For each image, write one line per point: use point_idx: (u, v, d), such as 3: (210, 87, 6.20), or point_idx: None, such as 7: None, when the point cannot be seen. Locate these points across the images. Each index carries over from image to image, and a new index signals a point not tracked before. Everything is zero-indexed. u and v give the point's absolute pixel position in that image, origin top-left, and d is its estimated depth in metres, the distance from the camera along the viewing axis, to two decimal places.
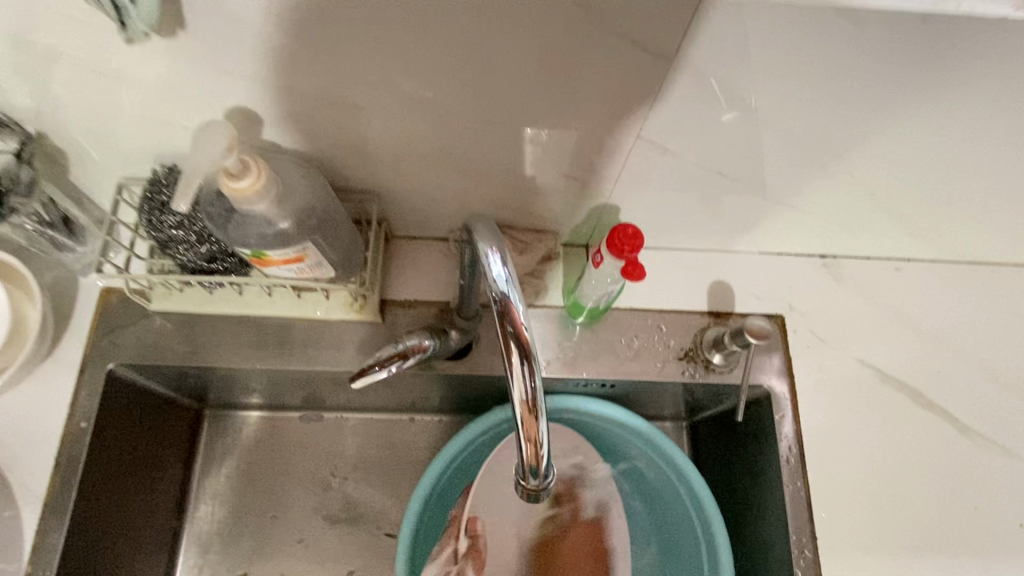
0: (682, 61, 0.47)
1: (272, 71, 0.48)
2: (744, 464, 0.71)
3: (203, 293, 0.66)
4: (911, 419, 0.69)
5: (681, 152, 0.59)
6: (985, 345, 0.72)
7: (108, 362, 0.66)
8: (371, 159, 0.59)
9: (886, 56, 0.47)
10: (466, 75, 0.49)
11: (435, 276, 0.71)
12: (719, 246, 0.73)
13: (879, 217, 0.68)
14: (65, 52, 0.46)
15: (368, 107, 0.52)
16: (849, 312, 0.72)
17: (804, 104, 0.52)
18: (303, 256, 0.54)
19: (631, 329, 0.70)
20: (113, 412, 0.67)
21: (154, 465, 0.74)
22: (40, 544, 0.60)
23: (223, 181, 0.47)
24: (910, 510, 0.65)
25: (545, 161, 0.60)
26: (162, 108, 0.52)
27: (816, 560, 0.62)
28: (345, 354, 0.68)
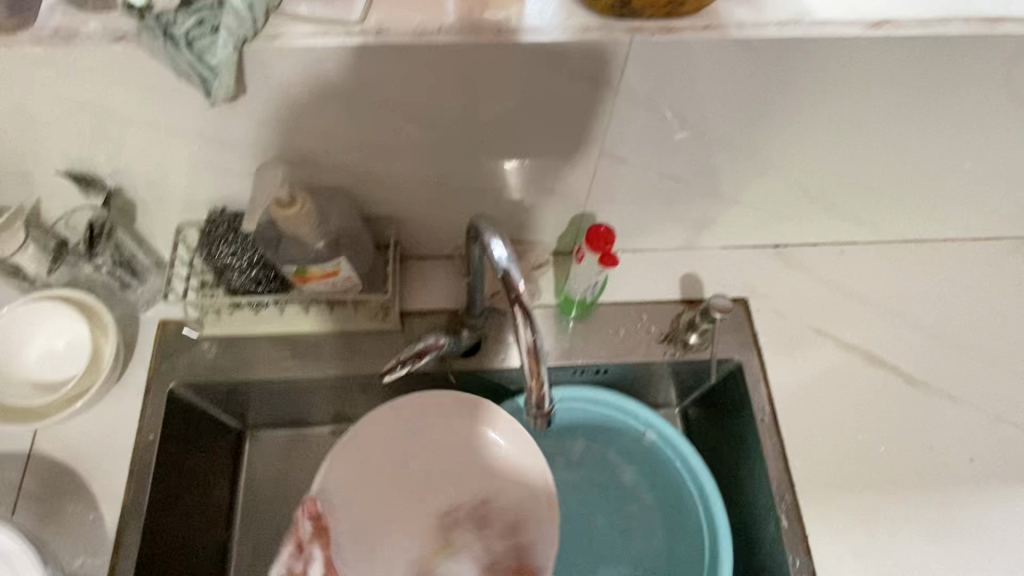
0: (625, 86, 0.61)
1: (310, 123, 0.61)
2: (729, 431, 0.81)
3: (250, 314, 0.77)
4: (865, 377, 0.79)
5: (640, 164, 0.71)
6: (926, 309, 0.84)
7: (169, 381, 0.76)
8: (384, 189, 0.71)
9: (781, 69, 0.60)
10: (461, 114, 0.62)
11: (444, 288, 0.82)
12: (686, 245, 0.85)
13: (817, 208, 0.81)
14: (144, 117, 0.59)
15: (384, 146, 0.65)
16: (805, 291, 0.84)
17: (731, 114, 0.65)
18: (337, 270, 0.65)
19: (617, 321, 0.81)
20: (172, 429, 0.76)
21: (206, 477, 0.82)
22: (122, 539, 0.68)
23: (275, 210, 0.59)
24: (872, 454, 0.75)
25: (529, 182, 0.73)
26: (220, 159, 0.65)
27: (795, 503, 0.71)
28: (373, 360, 0.79)
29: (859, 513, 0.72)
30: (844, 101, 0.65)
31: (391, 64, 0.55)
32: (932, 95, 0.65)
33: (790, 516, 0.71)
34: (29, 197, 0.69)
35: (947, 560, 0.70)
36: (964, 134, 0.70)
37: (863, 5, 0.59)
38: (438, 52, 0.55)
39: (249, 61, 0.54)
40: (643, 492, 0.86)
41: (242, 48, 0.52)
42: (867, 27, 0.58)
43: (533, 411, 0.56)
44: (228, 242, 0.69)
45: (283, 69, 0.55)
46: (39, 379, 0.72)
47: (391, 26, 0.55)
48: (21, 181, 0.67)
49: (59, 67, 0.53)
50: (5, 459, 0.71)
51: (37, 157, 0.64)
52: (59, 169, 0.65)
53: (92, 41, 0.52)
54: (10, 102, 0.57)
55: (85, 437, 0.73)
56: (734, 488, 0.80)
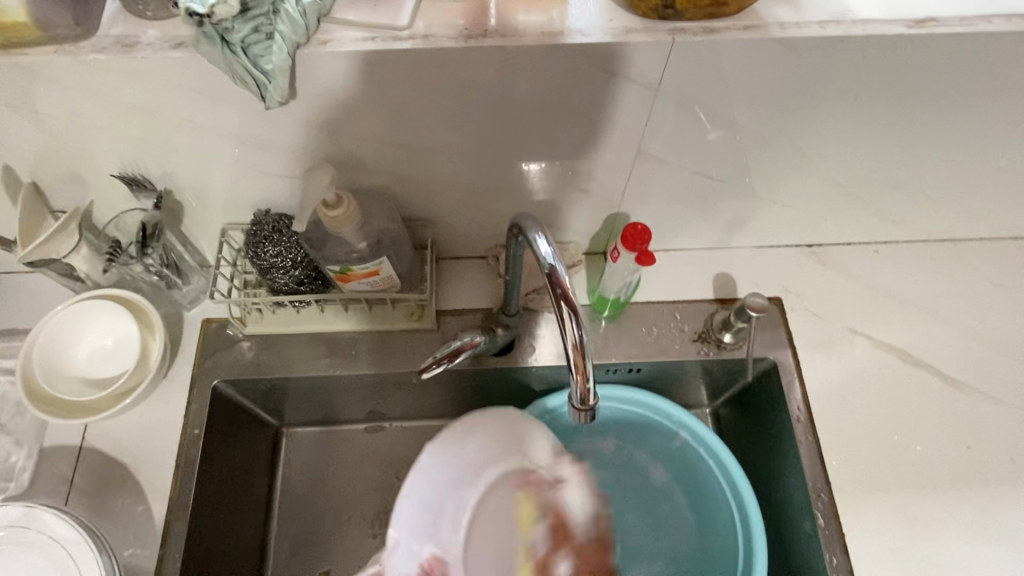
0: (664, 86, 0.61)
1: (354, 126, 0.63)
2: (762, 430, 0.82)
3: (290, 313, 0.79)
4: (902, 376, 0.79)
5: (677, 164, 0.72)
6: (964, 309, 0.83)
7: (212, 378, 0.78)
8: (422, 190, 0.73)
9: (820, 68, 0.60)
10: (501, 116, 0.63)
11: (478, 288, 0.83)
12: (718, 245, 0.85)
13: (852, 207, 0.80)
14: (196, 121, 0.61)
15: (424, 148, 0.67)
16: (839, 291, 0.83)
17: (769, 112, 0.65)
18: (379, 269, 0.67)
19: (650, 320, 0.81)
20: (215, 425, 0.78)
21: (247, 472, 0.84)
22: (169, 530, 0.70)
23: (320, 211, 0.61)
24: (910, 454, 0.75)
25: (565, 182, 0.74)
26: (265, 161, 0.67)
27: (832, 502, 0.71)
28: (409, 358, 0.80)
29: (898, 513, 0.71)
30: (882, 99, 0.65)
31: (436, 68, 0.57)
32: (972, 93, 0.65)
33: (827, 515, 0.71)
34: (82, 200, 0.72)
35: (988, 561, 0.69)
36: (1004, 133, 0.70)
37: (904, 4, 0.59)
38: (483, 55, 0.56)
39: (300, 67, 0.55)
40: (676, 491, 0.86)
41: (295, 53, 0.54)
42: (908, 25, 0.58)
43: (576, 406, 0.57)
44: (273, 243, 0.70)
45: (330, 73, 0.56)
46: (90, 376, 0.74)
47: (437, 31, 0.56)
48: (75, 184, 0.70)
49: (119, 74, 0.56)
50: (58, 452, 0.73)
51: (92, 161, 0.66)
52: (112, 171, 0.68)
53: (151, 48, 0.54)
54: (70, 108, 0.59)
55: (133, 431, 0.75)
56: (768, 488, 0.80)
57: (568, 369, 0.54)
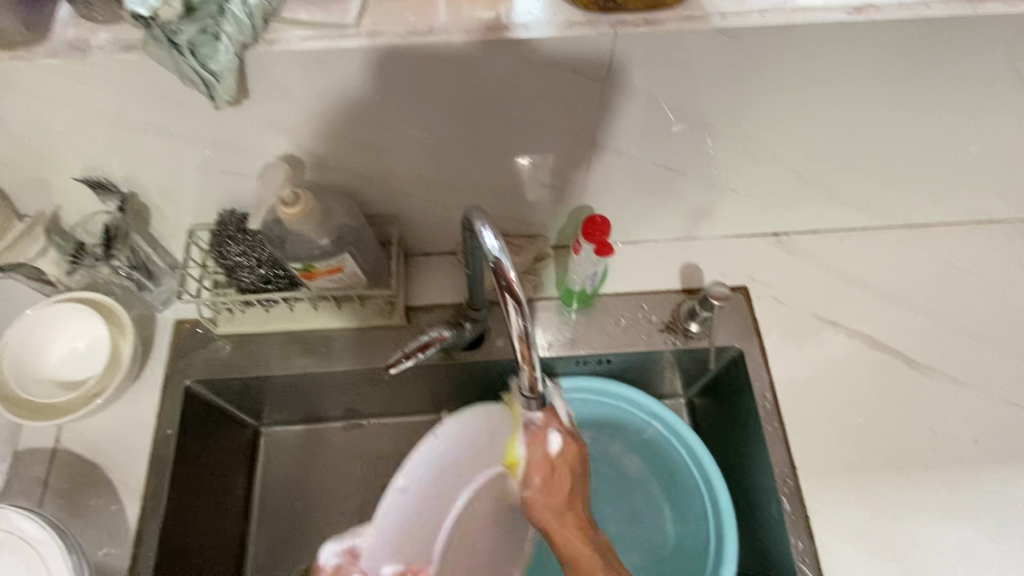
0: (614, 78, 0.62)
1: (310, 124, 0.63)
2: (732, 418, 0.82)
3: (261, 312, 0.80)
4: (868, 361, 0.80)
5: (636, 156, 0.73)
6: (928, 294, 0.84)
7: (185, 379, 0.78)
8: (385, 187, 0.74)
9: (766, 58, 0.61)
10: (455, 112, 0.64)
11: (448, 283, 0.84)
12: (685, 235, 0.86)
13: (814, 195, 0.81)
14: (154, 122, 0.62)
15: (382, 145, 0.67)
16: (805, 278, 0.84)
17: (721, 102, 0.66)
18: (342, 266, 0.68)
19: (618, 311, 0.82)
20: (190, 426, 0.79)
21: (224, 471, 0.85)
22: (143, 530, 0.71)
23: (279, 209, 0.62)
24: (875, 437, 0.75)
25: (527, 176, 0.74)
26: (226, 161, 0.67)
27: (798, 487, 0.72)
28: (380, 354, 0.81)
29: (862, 496, 0.72)
30: (831, 86, 0.65)
31: (383, 65, 0.57)
32: (920, 79, 0.65)
33: (793, 500, 0.72)
34: (48, 204, 0.72)
35: (952, 541, 0.70)
36: (956, 118, 0.71)
37: None
38: (430, 52, 0.57)
39: (251, 66, 0.56)
40: (650, 481, 0.87)
41: (243, 53, 0.55)
42: (849, 12, 0.58)
43: (524, 391, 0.59)
44: (237, 242, 0.72)
45: (280, 73, 0.57)
46: (62, 378, 0.75)
47: (384, 28, 0.56)
48: (40, 189, 0.70)
49: (73, 78, 0.56)
50: (31, 455, 0.74)
51: (55, 165, 0.67)
52: (75, 175, 0.69)
53: (101, 51, 0.55)
54: (28, 113, 0.60)
55: (106, 432, 0.76)
56: (739, 476, 0.81)
57: (516, 358, 0.55)
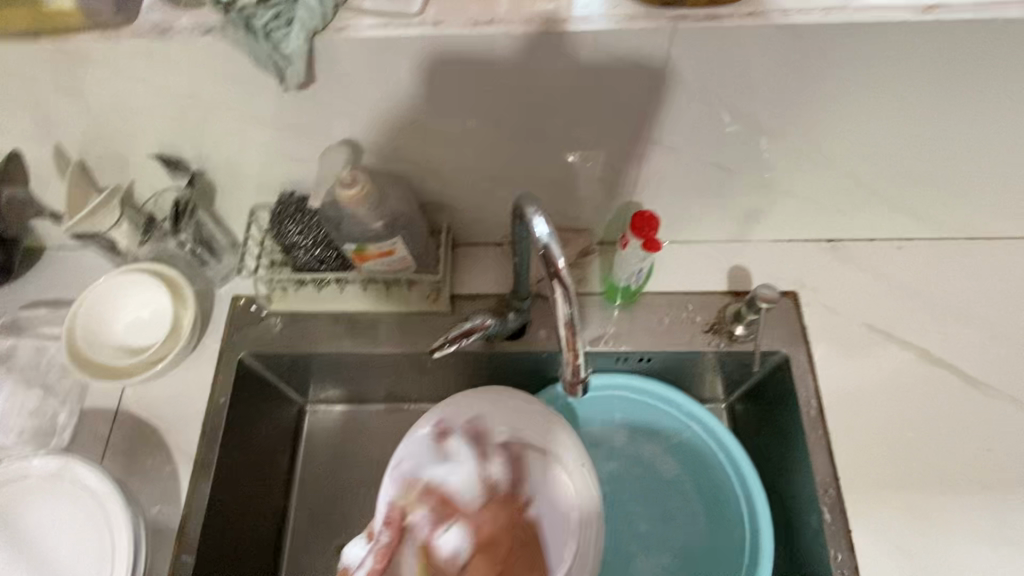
0: (671, 72, 0.62)
1: (371, 111, 0.65)
2: (773, 426, 0.81)
3: (314, 292, 0.83)
4: (920, 374, 0.77)
5: (690, 153, 0.72)
6: (990, 310, 0.80)
7: (239, 351, 0.82)
8: (439, 175, 0.75)
9: (829, 56, 0.60)
10: (510, 103, 0.65)
11: (493, 274, 0.85)
12: (735, 237, 0.85)
13: (872, 201, 0.79)
14: (225, 103, 0.65)
15: (438, 133, 0.69)
16: (858, 286, 0.82)
17: (779, 102, 0.65)
18: (393, 249, 0.70)
19: (662, 310, 0.81)
20: (240, 397, 0.82)
21: (269, 443, 0.88)
22: (194, 490, 0.74)
23: (337, 190, 0.64)
24: (924, 454, 0.73)
25: (577, 170, 0.75)
26: (290, 144, 0.70)
27: (839, 499, 0.70)
28: (423, 338, 0.83)
29: (908, 512, 0.70)
30: (896, 87, 0.63)
31: (445, 54, 0.59)
32: (992, 82, 0.63)
33: (834, 511, 0.70)
34: (124, 179, 0.77)
35: (1001, 566, 0.67)
36: None
37: None
38: (491, 42, 0.58)
39: (318, 52, 0.59)
40: (685, 485, 0.86)
41: (313, 39, 0.57)
42: (918, 11, 0.57)
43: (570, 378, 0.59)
44: (296, 222, 0.74)
45: (345, 60, 0.59)
46: (128, 344, 0.80)
47: (447, 18, 0.58)
48: (118, 164, 0.75)
49: (155, 57, 0.60)
50: (97, 414, 0.79)
51: (133, 140, 0.71)
52: (151, 152, 0.73)
53: (183, 33, 0.58)
54: (111, 90, 0.64)
55: (165, 397, 0.80)
56: (777, 484, 0.80)
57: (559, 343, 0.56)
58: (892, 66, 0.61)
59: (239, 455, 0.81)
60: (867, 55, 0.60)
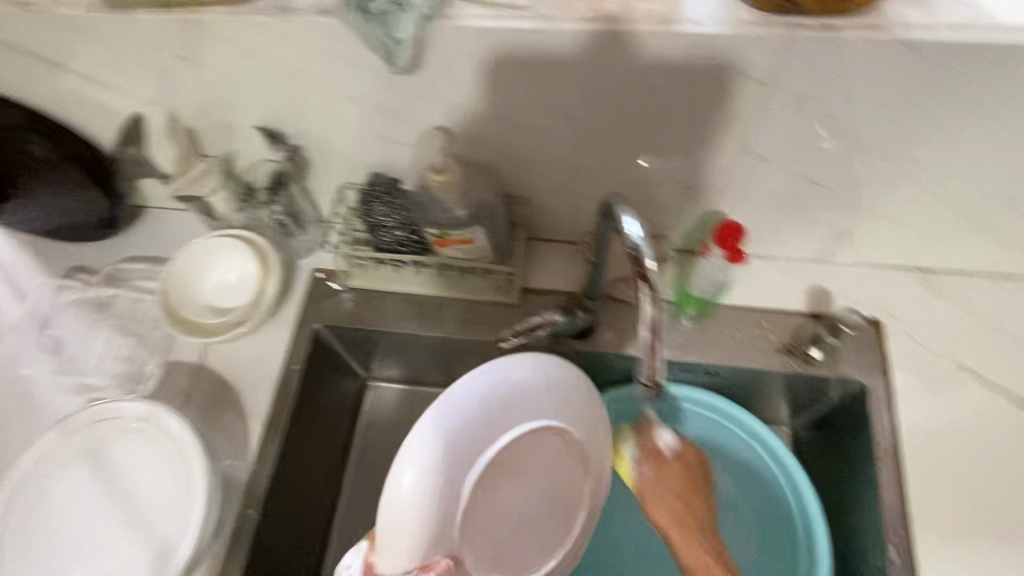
0: (776, 82, 0.60)
1: (466, 100, 0.67)
2: (841, 457, 0.79)
3: (391, 272, 0.85)
4: (1008, 420, 0.73)
5: (784, 166, 0.70)
6: None
7: (315, 323, 0.85)
8: (524, 169, 0.76)
9: (946, 76, 0.57)
10: (607, 100, 0.64)
11: (565, 272, 0.85)
12: (818, 257, 0.82)
13: (972, 233, 0.75)
14: (331, 83, 0.68)
15: (530, 125, 0.69)
16: (948, 321, 0.78)
17: (889, 120, 0.63)
18: (472, 237, 0.72)
19: (736, 324, 0.80)
20: (313, 368, 0.86)
21: (332, 414, 0.91)
22: (262, 450, 0.78)
23: (427, 175, 0.65)
24: (1005, 505, 0.69)
25: (663, 174, 0.73)
26: (385, 126, 0.72)
27: (909, 540, 0.67)
28: (491, 329, 0.83)
29: (982, 564, 0.66)
30: (1015, 114, 0.60)
31: (551, 49, 0.60)
32: None
33: (901, 552, 0.67)
34: (227, 148, 0.81)
35: None
36: None
37: None
38: (598, 39, 0.58)
39: (426, 39, 0.60)
40: (740, 505, 0.84)
41: (422, 27, 0.59)
42: None
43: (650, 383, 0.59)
44: (385, 203, 0.77)
45: (452, 48, 0.61)
46: (215, 305, 0.84)
47: (554, 13, 0.59)
48: (224, 134, 0.79)
49: (275, 34, 0.63)
50: (181, 367, 0.84)
51: (240, 112, 0.75)
52: (254, 125, 0.77)
53: (301, 13, 0.61)
54: (228, 63, 0.68)
55: (243, 359, 0.84)
56: (840, 518, 0.78)
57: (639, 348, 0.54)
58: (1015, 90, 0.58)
59: (305, 422, 0.85)
60: (991, 78, 0.57)
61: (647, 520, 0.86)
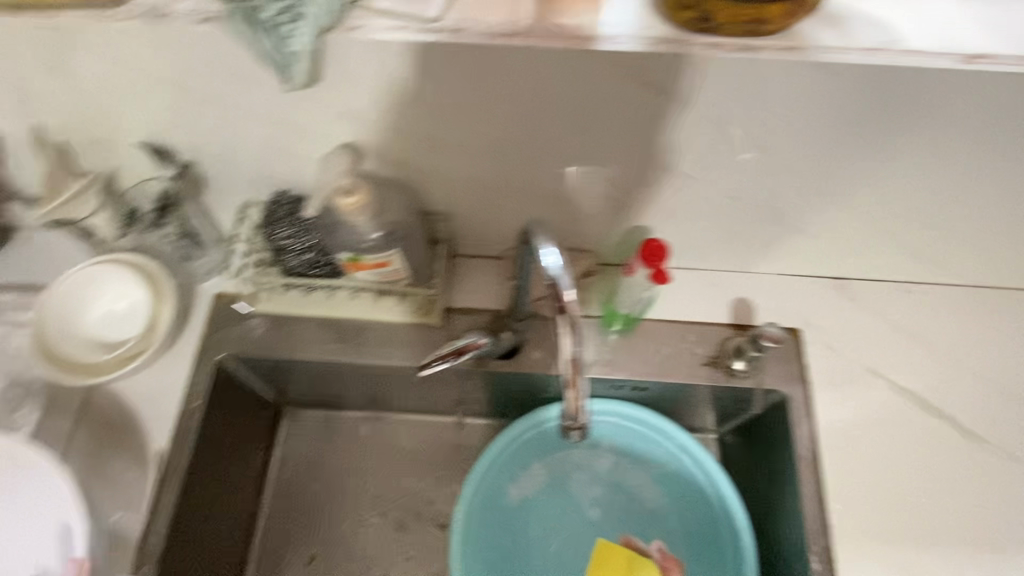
0: (696, 100, 0.59)
1: (373, 116, 0.62)
2: (763, 466, 0.79)
3: (300, 295, 0.78)
4: (921, 423, 0.74)
5: (705, 181, 0.69)
6: (994, 361, 0.78)
7: (218, 353, 0.78)
8: (441, 184, 0.72)
9: (860, 99, 0.58)
10: (532, 116, 0.62)
11: (488, 289, 0.82)
12: (737, 268, 0.83)
13: (881, 243, 0.77)
14: (220, 95, 0.61)
15: (446, 139, 0.65)
16: (863, 328, 0.80)
17: (807, 134, 0.62)
18: (389, 260, 0.67)
19: (662, 338, 0.79)
20: (217, 400, 0.78)
21: (242, 448, 0.84)
22: (158, 499, 0.70)
23: (336, 199, 0.60)
24: (921, 508, 0.70)
25: (587, 189, 0.72)
26: (285, 141, 0.66)
27: (830, 548, 0.68)
28: (412, 352, 0.78)
29: (900, 567, 0.67)
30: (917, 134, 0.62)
31: (465, 59, 0.55)
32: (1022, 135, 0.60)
33: (822, 560, 0.67)
34: (107, 165, 0.73)
35: None
36: None
37: (957, 37, 0.56)
38: (516, 52, 0.55)
39: (324, 51, 0.55)
40: (671, 516, 0.84)
41: (319, 37, 0.54)
42: (958, 60, 0.55)
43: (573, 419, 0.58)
44: (288, 224, 0.71)
45: (355, 60, 0.56)
46: (99, 338, 0.75)
47: (465, 24, 0.55)
48: (102, 149, 0.71)
49: (154, 40, 0.56)
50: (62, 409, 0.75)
51: (118, 126, 0.67)
52: (136, 140, 0.69)
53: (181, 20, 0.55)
54: (98, 71, 0.60)
55: (134, 396, 0.75)
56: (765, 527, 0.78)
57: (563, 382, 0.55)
58: (919, 111, 0.59)
59: (211, 461, 0.78)
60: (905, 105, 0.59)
61: (578, 535, 0.85)
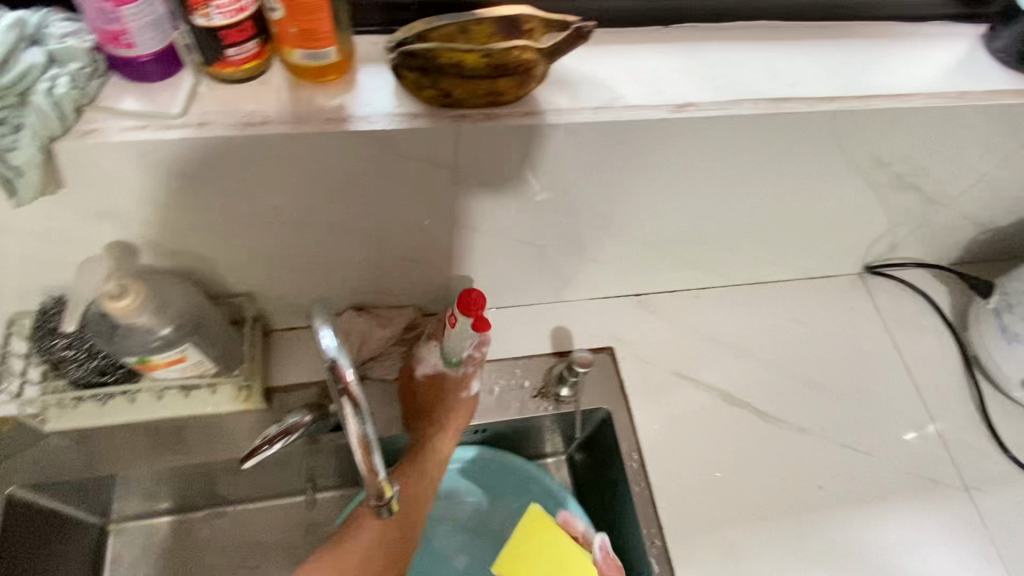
0: (462, 167, 0.62)
1: (141, 212, 0.60)
2: (604, 481, 0.85)
3: (95, 407, 0.70)
4: (724, 414, 0.83)
5: (497, 232, 0.74)
6: (776, 348, 0.89)
7: (7, 486, 0.71)
8: (239, 267, 0.70)
9: (598, 151, 0.64)
10: (311, 196, 0.62)
11: (311, 362, 0.79)
12: (551, 300, 0.88)
13: (665, 262, 0.86)
14: None
15: (229, 226, 0.64)
16: (666, 338, 0.88)
17: (571, 182, 0.68)
18: (184, 356, 0.64)
19: (489, 379, 0.82)
20: (11, 541, 0.69)
21: None
22: None
23: (105, 303, 0.57)
24: (734, 491, 0.78)
25: (390, 253, 0.73)
26: (47, 248, 0.62)
27: (665, 547, 0.74)
28: (238, 441, 0.75)
29: (723, 549, 0.75)
30: (654, 177, 0.69)
31: (222, 151, 0.55)
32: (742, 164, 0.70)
33: (658, 559, 0.73)
34: None
35: None
36: (780, 197, 0.77)
37: (667, 90, 0.64)
38: (274, 141, 0.55)
39: (64, 157, 0.53)
40: None
41: (52, 145, 0.52)
42: (670, 110, 0.62)
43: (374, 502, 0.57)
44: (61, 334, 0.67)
45: (105, 164, 0.55)
46: None
47: (213, 118, 0.55)
48: None
49: None
50: None
51: None
52: None
53: None
54: None
55: None
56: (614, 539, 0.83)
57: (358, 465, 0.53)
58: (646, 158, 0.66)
59: None
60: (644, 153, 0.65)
61: None
